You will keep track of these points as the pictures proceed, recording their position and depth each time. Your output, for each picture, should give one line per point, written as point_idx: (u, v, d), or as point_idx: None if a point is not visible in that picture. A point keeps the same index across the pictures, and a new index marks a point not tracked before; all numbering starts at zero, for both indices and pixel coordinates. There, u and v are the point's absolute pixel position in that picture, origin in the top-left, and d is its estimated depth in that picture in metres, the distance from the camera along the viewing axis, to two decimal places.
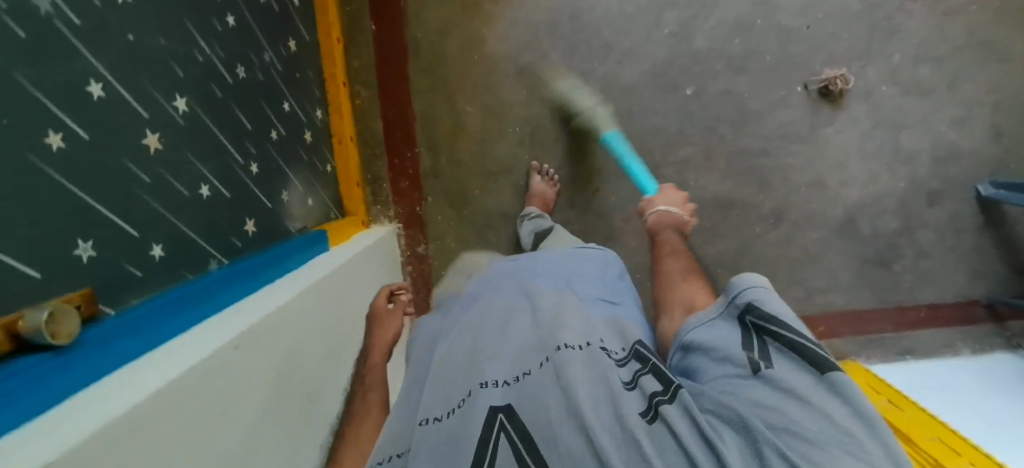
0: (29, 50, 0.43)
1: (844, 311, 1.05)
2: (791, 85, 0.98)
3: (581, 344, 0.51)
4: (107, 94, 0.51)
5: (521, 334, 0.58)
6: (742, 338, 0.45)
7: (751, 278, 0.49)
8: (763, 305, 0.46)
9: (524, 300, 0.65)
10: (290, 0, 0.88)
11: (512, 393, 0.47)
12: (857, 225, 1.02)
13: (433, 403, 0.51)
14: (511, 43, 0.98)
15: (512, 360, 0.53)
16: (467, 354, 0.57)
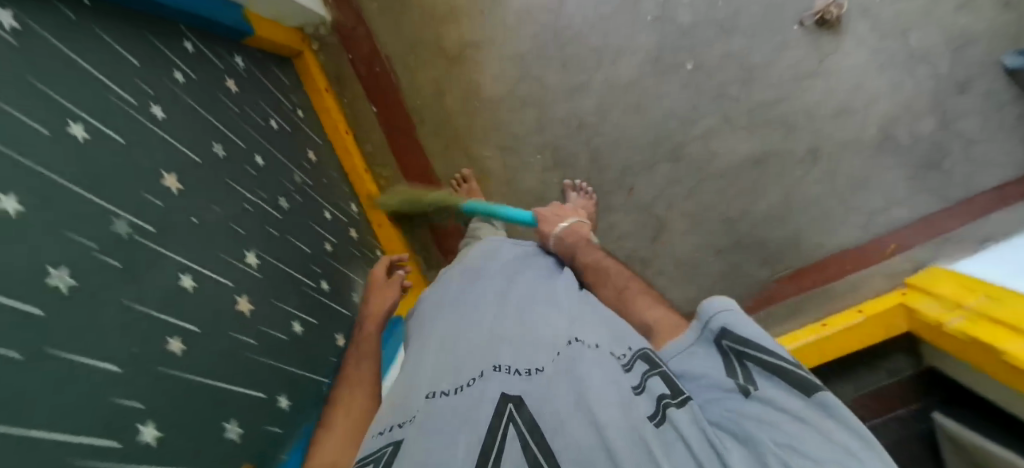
0: (127, 276, 0.48)
1: (911, 222, 1.02)
2: (786, 28, 0.97)
3: (597, 344, 0.48)
4: (197, 281, 0.55)
5: (533, 320, 0.55)
6: (723, 364, 0.43)
7: (720, 299, 0.46)
8: (736, 330, 0.43)
9: (538, 294, 0.60)
10: (295, 113, 0.90)
11: (527, 384, 0.45)
12: (896, 137, 1.01)
13: (447, 376, 0.49)
14: (506, 79, 0.97)
15: (530, 344, 0.51)
16: (479, 336, 0.54)
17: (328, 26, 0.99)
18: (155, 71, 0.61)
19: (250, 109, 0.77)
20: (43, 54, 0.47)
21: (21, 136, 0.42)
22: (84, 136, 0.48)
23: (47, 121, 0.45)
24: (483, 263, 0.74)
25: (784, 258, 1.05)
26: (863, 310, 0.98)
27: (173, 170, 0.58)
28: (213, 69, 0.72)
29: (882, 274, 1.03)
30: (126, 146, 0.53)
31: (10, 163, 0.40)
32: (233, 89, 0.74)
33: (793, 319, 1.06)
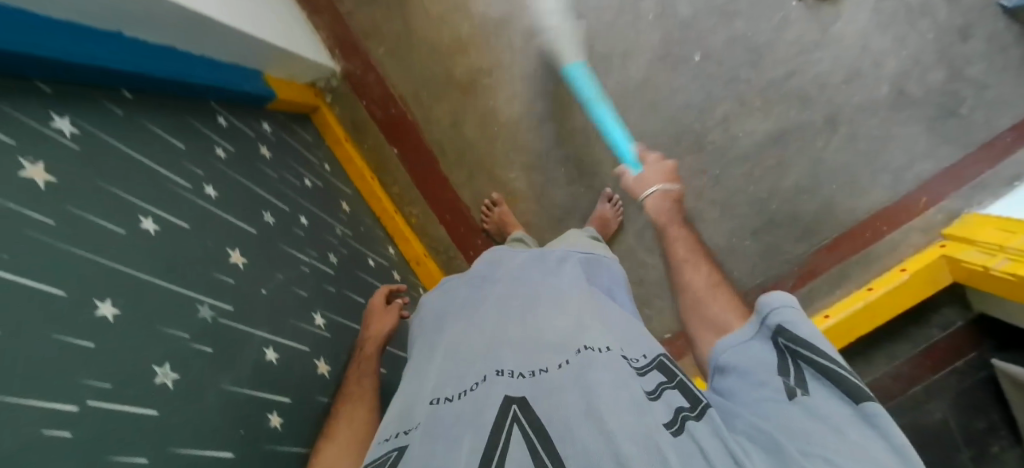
0: (221, 358, 0.50)
1: (936, 174, 1.02)
2: (784, 4, 0.98)
3: (607, 348, 0.45)
4: (279, 353, 0.58)
5: (539, 321, 0.50)
6: (776, 362, 0.41)
7: (779, 296, 0.45)
8: (795, 329, 0.42)
9: (549, 293, 0.56)
10: (322, 167, 0.91)
11: (533, 387, 0.41)
12: (909, 92, 1.01)
13: (448, 381, 0.45)
14: (521, 99, 0.97)
15: (541, 344, 0.47)
16: (483, 338, 0.50)
17: (339, 76, 1.00)
18: (199, 152, 0.63)
19: (285, 171, 0.79)
20: (105, 155, 0.50)
21: (102, 241, 0.44)
22: (155, 227, 0.51)
23: (119, 220, 0.47)
24: (490, 268, 0.66)
25: (820, 230, 1.05)
26: (906, 269, 0.95)
27: (236, 246, 0.60)
28: (245, 139, 0.74)
29: (917, 230, 1.03)
30: (190, 229, 0.55)
31: (98, 270, 0.43)
32: (267, 155, 0.77)
33: (838, 289, 1.05)
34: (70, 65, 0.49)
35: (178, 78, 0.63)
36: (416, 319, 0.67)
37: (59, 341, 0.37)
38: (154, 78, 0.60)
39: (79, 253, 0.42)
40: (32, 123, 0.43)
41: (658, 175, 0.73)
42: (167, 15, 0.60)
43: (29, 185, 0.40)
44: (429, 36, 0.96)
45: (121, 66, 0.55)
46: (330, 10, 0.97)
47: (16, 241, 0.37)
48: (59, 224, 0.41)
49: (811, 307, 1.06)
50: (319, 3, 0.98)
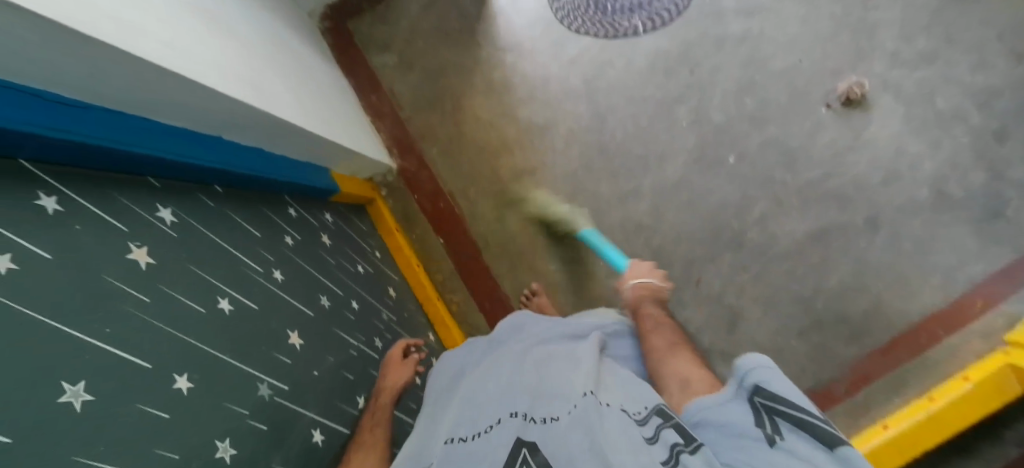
0: (274, 438, 0.47)
1: (991, 275, 0.99)
2: (814, 111, 1.02)
3: (609, 402, 0.48)
4: (324, 435, 0.55)
5: (552, 374, 0.55)
6: (751, 416, 0.44)
7: (756, 356, 0.47)
8: (768, 384, 0.45)
9: (564, 354, 0.58)
10: (373, 253, 0.94)
11: (540, 433, 0.47)
12: (950, 193, 1.01)
13: (465, 422, 0.52)
14: (562, 196, 1.03)
15: (553, 393, 0.51)
16: (498, 386, 0.56)
17: (394, 172, 1.07)
18: (271, 238, 0.63)
19: (340, 257, 0.79)
20: (193, 237, 0.50)
21: (187, 320, 0.43)
22: (229, 306, 0.49)
23: (200, 298, 0.46)
24: (513, 332, 0.69)
25: (870, 331, 1.02)
26: (967, 378, 0.90)
27: (297, 327, 0.58)
28: (309, 227, 0.75)
29: (977, 334, 0.99)
30: (258, 308, 0.53)
31: (183, 345, 0.42)
32: (326, 241, 0.77)
33: (898, 398, 1.00)
34: (172, 161, 0.50)
35: (259, 170, 0.65)
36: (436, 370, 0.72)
37: (139, 408, 0.36)
38: (242, 174, 0.61)
39: (168, 329, 0.41)
40: (137, 209, 0.45)
41: (636, 273, 0.80)
42: (265, 126, 0.64)
43: (132, 266, 0.41)
44: (480, 139, 1.04)
45: (218, 163, 0.57)
46: (392, 115, 1.06)
47: (116, 318, 0.37)
48: (153, 300, 0.41)
49: (870, 415, 1.01)
50: (382, 109, 1.07)
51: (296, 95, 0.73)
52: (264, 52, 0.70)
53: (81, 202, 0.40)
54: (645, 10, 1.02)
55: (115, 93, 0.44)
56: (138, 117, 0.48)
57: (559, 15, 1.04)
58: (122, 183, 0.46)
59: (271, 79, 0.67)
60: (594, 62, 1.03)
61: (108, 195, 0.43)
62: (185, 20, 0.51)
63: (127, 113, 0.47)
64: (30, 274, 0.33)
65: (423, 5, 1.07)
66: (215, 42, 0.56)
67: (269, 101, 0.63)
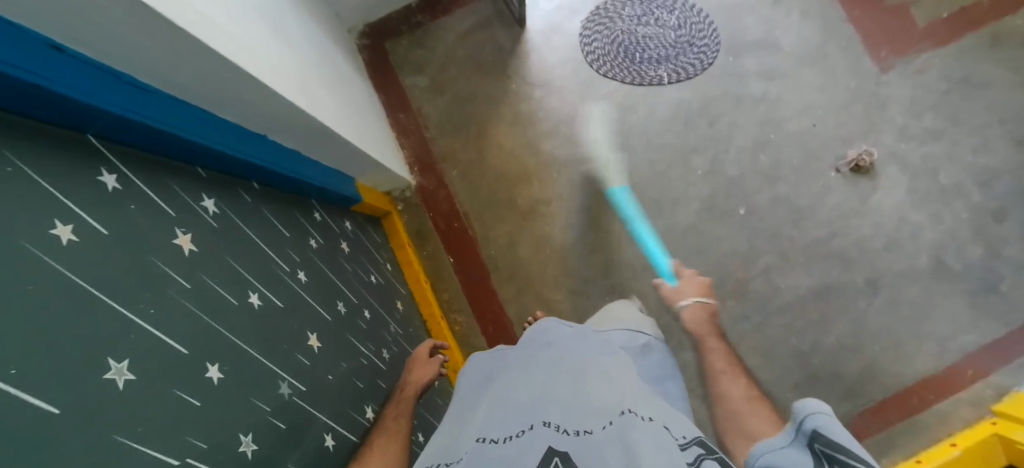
0: (290, 436, 0.47)
1: (983, 347, 1.02)
2: (824, 174, 1.07)
3: (651, 417, 0.42)
4: (336, 439, 0.55)
5: (592, 386, 0.49)
6: (810, 466, 0.39)
7: (814, 403, 0.44)
8: (830, 433, 0.41)
9: (599, 366, 0.53)
10: (385, 266, 0.94)
11: (573, 445, 0.42)
12: (948, 264, 1.05)
13: (494, 425, 0.47)
14: (575, 229, 1.05)
15: (592, 405, 0.46)
16: (531, 392, 0.50)
17: (413, 189, 1.08)
18: (299, 240, 0.64)
19: (357, 265, 0.80)
20: (233, 232, 0.51)
21: (220, 310, 0.44)
22: (259, 302, 0.50)
23: (234, 291, 0.47)
24: (542, 338, 0.62)
25: (865, 392, 1.03)
26: (956, 444, 0.93)
27: (315, 330, 0.58)
28: (332, 233, 0.76)
29: (967, 404, 1.01)
30: (284, 307, 0.54)
31: (213, 334, 0.42)
32: (346, 249, 0.78)
33: (886, 459, 1.01)
34: (220, 154, 0.51)
35: (294, 173, 0.66)
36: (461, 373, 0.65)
37: (178, 394, 0.37)
38: (280, 175, 0.63)
39: (204, 318, 0.42)
40: (187, 199, 0.46)
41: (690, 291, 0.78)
42: (307, 128, 0.66)
43: (176, 251, 0.42)
44: (501, 166, 1.07)
45: (260, 162, 0.58)
46: (417, 133, 1.08)
47: (161, 301, 0.38)
48: (192, 287, 0.42)
49: None
50: (408, 126, 1.09)
51: (337, 106, 0.76)
52: (314, 63, 0.73)
53: (140, 184, 0.41)
54: (671, 63, 1.08)
55: (181, 79, 0.46)
56: (198, 109, 0.50)
57: (589, 58, 1.08)
58: (176, 167, 0.47)
59: (316, 87, 0.70)
60: (619, 105, 1.07)
61: (161, 178, 0.44)
62: (252, 22, 0.54)
63: (191, 105, 0.49)
64: (92, 252, 0.34)
65: (460, 33, 1.10)
66: (274, 46, 0.59)
67: (314, 107, 0.65)
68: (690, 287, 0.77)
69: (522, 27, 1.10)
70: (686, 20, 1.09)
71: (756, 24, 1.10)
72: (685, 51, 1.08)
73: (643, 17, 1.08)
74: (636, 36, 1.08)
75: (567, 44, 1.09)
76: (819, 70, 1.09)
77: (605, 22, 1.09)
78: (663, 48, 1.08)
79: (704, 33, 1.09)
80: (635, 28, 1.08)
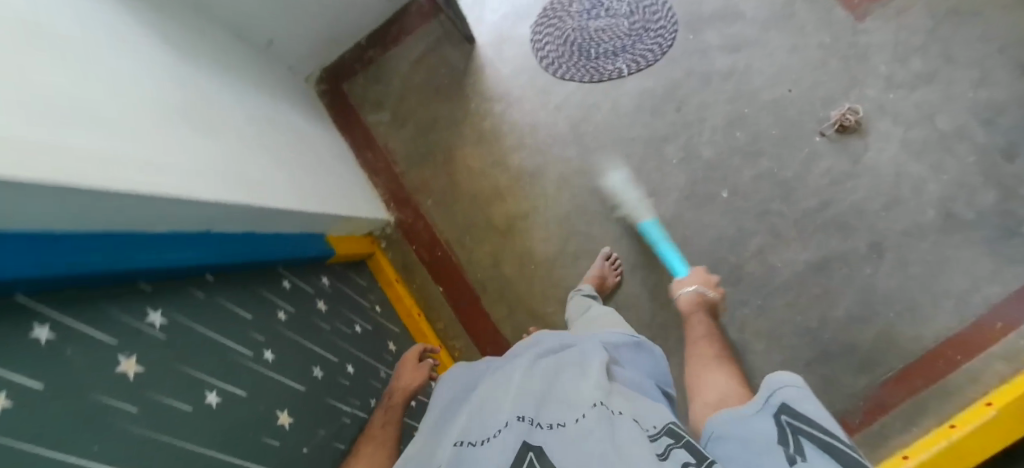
0: None
1: (1009, 296, 0.93)
2: (808, 140, 1.01)
3: (621, 411, 0.46)
4: None
5: (562, 386, 0.52)
6: (775, 435, 0.42)
7: (785, 376, 0.46)
8: (795, 403, 0.43)
9: (581, 365, 0.55)
10: (372, 309, 0.96)
11: (549, 437, 0.43)
12: (958, 214, 0.97)
13: (470, 430, 0.48)
14: (556, 239, 1.04)
15: (563, 402, 0.49)
16: (506, 393, 0.51)
17: (392, 225, 1.10)
18: (265, 318, 0.67)
19: (337, 321, 0.82)
20: (185, 338, 0.54)
21: (172, 423, 0.47)
22: (217, 400, 0.53)
23: (188, 397, 0.50)
24: (525, 348, 0.64)
25: (884, 361, 0.96)
26: (991, 402, 0.84)
27: (285, 407, 0.61)
28: (305, 297, 0.79)
29: (998, 357, 0.92)
30: (246, 395, 0.57)
31: (167, 448, 0.45)
32: (322, 308, 0.81)
33: (916, 427, 0.93)
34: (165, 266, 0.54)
35: (249, 254, 0.69)
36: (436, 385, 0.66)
37: None
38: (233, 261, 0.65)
39: (156, 435, 0.45)
40: (128, 320, 0.49)
41: (699, 280, 0.88)
42: (248, 211, 0.68)
43: (121, 379, 0.45)
44: (473, 188, 1.07)
45: (204, 257, 0.61)
46: (387, 170, 1.10)
47: (106, 434, 0.41)
48: (140, 409, 0.45)
49: (888, 446, 0.93)
50: (378, 165, 1.10)
51: (280, 172, 0.78)
52: (251, 135, 0.75)
53: (72, 325, 0.43)
54: (628, 53, 1.05)
55: (104, 214, 0.48)
56: (128, 231, 0.53)
57: (544, 63, 1.07)
58: (117, 294, 0.50)
59: (251, 162, 0.72)
60: (580, 105, 1.05)
61: (99, 308, 0.47)
62: (158, 131, 0.56)
63: (119, 231, 0.52)
64: (30, 412, 0.36)
65: (412, 61, 1.11)
66: (194, 143, 0.61)
67: (249, 188, 0.68)
68: (698, 274, 0.89)
69: (472, 43, 1.10)
70: (638, 6, 1.06)
71: None
72: (641, 38, 1.05)
73: (592, 10, 1.06)
74: (587, 32, 1.06)
75: (520, 54, 1.08)
76: (786, 31, 1.04)
77: (555, 23, 1.08)
78: (617, 39, 1.05)
79: (659, 14, 1.06)
80: (587, 23, 1.06)
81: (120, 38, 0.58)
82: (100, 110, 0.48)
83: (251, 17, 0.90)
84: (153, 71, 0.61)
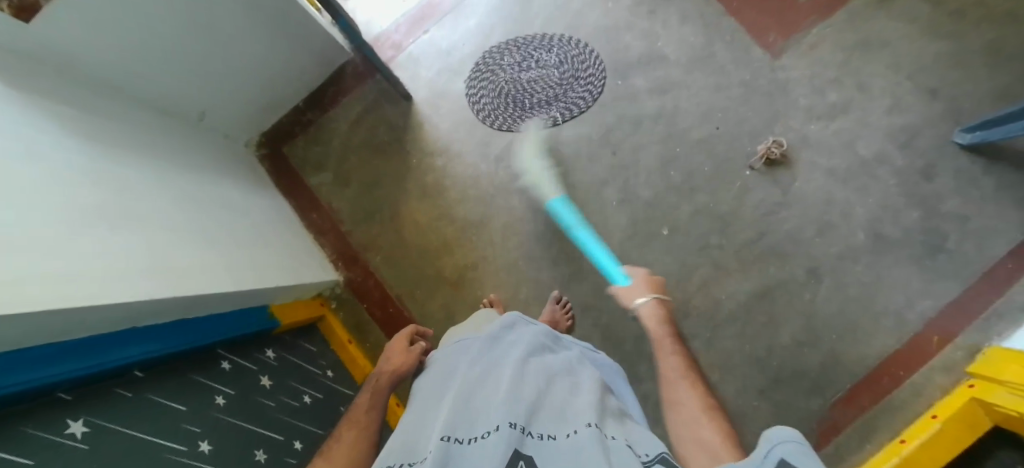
0: None
1: (942, 310, 0.92)
2: (740, 174, 1.04)
3: (615, 436, 0.47)
4: None
5: (551, 395, 0.53)
6: None
7: (781, 431, 0.42)
8: (799, 464, 0.40)
9: (573, 384, 0.56)
10: (324, 373, 0.96)
11: (539, 449, 0.45)
12: (887, 235, 0.97)
13: (458, 422, 0.48)
14: (507, 286, 1.05)
15: (553, 413, 0.50)
16: (499, 392, 0.51)
17: (342, 284, 1.13)
18: (200, 407, 0.64)
19: (283, 395, 0.81)
20: (113, 442, 0.51)
21: None
22: None
23: None
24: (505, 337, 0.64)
25: (831, 382, 0.93)
26: (936, 415, 0.81)
27: None
28: (248, 376, 0.77)
29: (938, 370, 0.90)
30: None
31: None
32: (266, 384, 0.79)
33: (870, 445, 0.89)
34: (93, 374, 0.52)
35: (183, 342, 0.68)
36: (426, 370, 0.65)
37: None
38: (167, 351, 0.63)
39: None
40: (45, 436, 0.45)
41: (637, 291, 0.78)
42: (174, 305, 0.67)
43: None
44: (422, 242, 1.11)
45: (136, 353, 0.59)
46: (334, 230, 1.16)
47: None
48: None
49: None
50: (324, 225, 1.16)
51: (208, 255, 0.78)
52: (173, 221, 0.75)
53: None
54: (561, 101, 1.12)
55: (22, 334, 0.47)
56: (49, 346, 0.50)
57: (481, 116, 1.15)
58: (31, 412, 0.46)
59: (177, 250, 0.71)
60: (521, 155, 1.12)
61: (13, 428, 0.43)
62: (77, 237, 0.56)
63: (29, 345, 0.49)
64: None
65: (351, 121, 1.20)
66: (109, 240, 0.60)
67: (173, 279, 0.67)
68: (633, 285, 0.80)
69: (410, 100, 1.19)
70: (566, 55, 1.15)
71: (636, 41, 1.14)
72: (572, 86, 1.13)
73: (523, 62, 1.16)
74: (520, 83, 1.14)
75: (456, 108, 1.17)
76: (708, 71, 1.10)
77: (488, 77, 1.17)
78: (550, 89, 1.13)
79: (588, 62, 1.14)
80: (519, 75, 1.15)
81: (34, 147, 0.58)
82: (8, 223, 0.47)
83: (182, 92, 0.96)
84: (57, 171, 0.59)
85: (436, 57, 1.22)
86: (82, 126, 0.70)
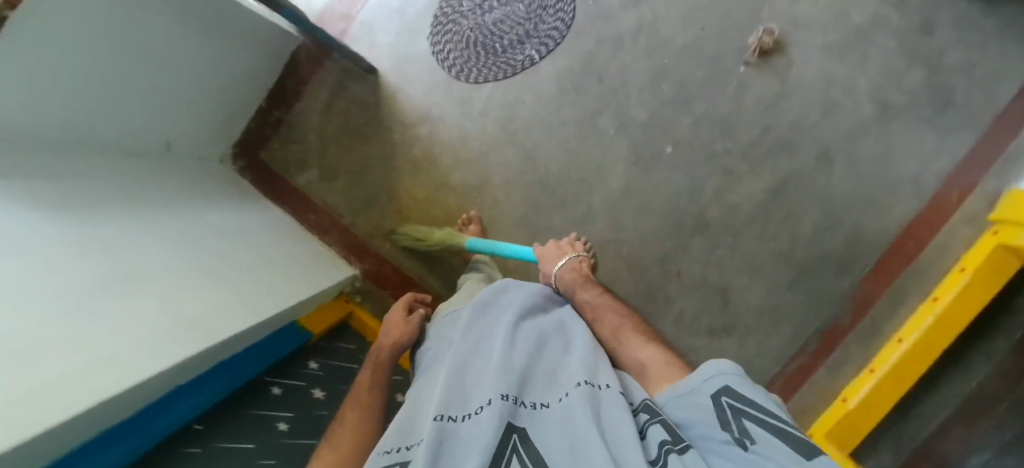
0: None
1: (958, 165, 0.91)
2: (734, 73, 0.99)
3: (607, 385, 0.46)
4: None
5: (545, 360, 0.53)
6: (720, 416, 0.42)
7: (722, 362, 0.46)
8: (742, 389, 0.43)
9: (567, 343, 0.57)
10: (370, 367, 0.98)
11: (531, 416, 0.45)
12: (894, 101, 0.93)
13: (451, 401, 0.47)
14: (522, 240, 1.04)
15: (546, 378, 0.50)
16: (491, 364, 0.51)
17: (360, 277, 1.12)
18: (265, 440, 0.66)
19: (339, 401, 0.83)
20: None
21: None
22: None
23: None
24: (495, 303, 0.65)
25: (858, 260, 0.94)
26: (965, 267, 0.82)
27: None
28: (299, 393, 0.78)
29: (961, 224, 0.90)
30: None
31: None
32: (320, 396, 0.81)
33: (901, 309, 0.92)
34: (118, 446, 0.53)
35: (225, 385, 0.68)
36: (424, 349, 0.66)
37: None
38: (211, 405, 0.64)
39: None
40: None
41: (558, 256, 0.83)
42: (212, 352, 0.67)
43: None
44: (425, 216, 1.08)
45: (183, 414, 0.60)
46: (336, 226, 1.13)
47: None
48: None
49: (882, 337, 0.92)
50: (324, 223, 1.14)
51: (221, 292, 0.76)
52: (173, 267, 0.72)
53: None
54: (534, 37, 1.05)
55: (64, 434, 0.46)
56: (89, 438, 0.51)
57: (453, 72, 1.08)
58: None
59: (185, 296, 0.69)
60: (503, 104, 1.06)
61: None
62: (80, 320, 0.53)
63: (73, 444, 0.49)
64: None
65: (321, 110, 1.14)
66: (116, 310, 0.58)
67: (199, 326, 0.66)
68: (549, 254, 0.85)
69: (374, 73, 1.12)
70: None
71: None
72: (542, 19, 1.05)
73: (484, 3, 1.07)
74: (486, 27, 1.06)
75: (424, 70, 1.10)
76: None
77: (451, 29, 1.09)
78: (519, 26, 1.06)
79: None
80: (482, 19, 1.07)
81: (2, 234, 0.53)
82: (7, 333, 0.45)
83: (138, 125, 0.89)
84: (34, 256, 0.55)
85: (391, 19, 1.13)
86: (45, 195, 0.65)
